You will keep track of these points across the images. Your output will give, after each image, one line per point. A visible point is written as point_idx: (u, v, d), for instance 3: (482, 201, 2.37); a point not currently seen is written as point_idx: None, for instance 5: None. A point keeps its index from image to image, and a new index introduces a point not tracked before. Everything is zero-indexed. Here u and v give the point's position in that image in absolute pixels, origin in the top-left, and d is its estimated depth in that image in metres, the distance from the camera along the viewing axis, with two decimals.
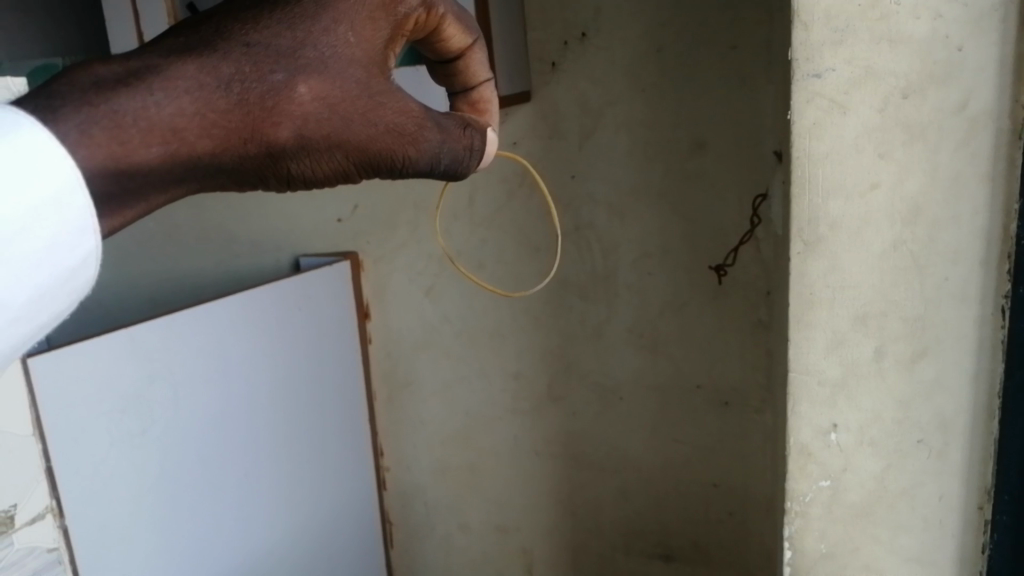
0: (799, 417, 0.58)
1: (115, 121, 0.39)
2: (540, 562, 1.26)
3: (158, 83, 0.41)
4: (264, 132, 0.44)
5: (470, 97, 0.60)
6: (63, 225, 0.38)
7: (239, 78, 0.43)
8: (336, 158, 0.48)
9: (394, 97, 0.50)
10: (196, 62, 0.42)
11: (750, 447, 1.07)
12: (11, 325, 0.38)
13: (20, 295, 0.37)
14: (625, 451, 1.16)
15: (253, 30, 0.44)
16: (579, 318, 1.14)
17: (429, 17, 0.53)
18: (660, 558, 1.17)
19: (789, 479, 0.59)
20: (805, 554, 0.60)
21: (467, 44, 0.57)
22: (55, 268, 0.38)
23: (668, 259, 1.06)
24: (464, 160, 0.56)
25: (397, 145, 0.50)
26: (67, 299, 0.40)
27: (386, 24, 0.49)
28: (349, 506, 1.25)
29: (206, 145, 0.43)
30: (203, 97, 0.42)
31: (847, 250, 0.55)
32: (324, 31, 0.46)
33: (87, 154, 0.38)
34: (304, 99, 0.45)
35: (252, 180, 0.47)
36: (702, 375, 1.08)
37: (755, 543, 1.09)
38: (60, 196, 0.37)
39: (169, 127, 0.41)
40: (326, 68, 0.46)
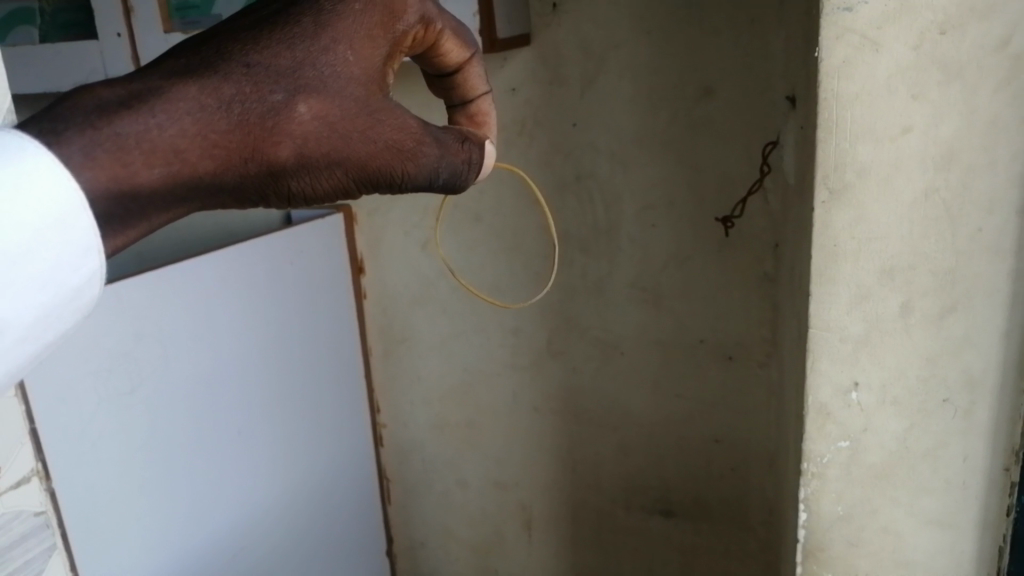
0: (818, 374, 0.55)
1: (118, 143, 0.37)
2: (539, 517, 1.25)
3: (161, 105, 0.39)
4: (264, 153, 0.42)
5: (468, 111, 0.55)
6: (66, 244, 0.37)
7: (240, 99, 0.40)
8: (336, 176, 0.45)
9: (395, 113, 0.46)
10: (197, 84, 0.40)
11: (752, 403, 1.05)
12: (16, 350, 0.37)
13: (24, 316, 0.36)
14: (625, 407, 1.13)
15: (252, 50, 0.41)
16: (579, 271, 1.10)
17: (428, 33, 0.48)
18: (660, 513, 1.16)
19: (807, 439, 0.57)
20: (822, 517, 0.58)
21: (466, 58, 0.52)
22: (60, 289, 0.37)
23: (672, 211, 1.02)
24: (463, 174, 0.51)
25: (397, 162, 0.47)
26: (73, 319, 0.39)
27: (384, 42, 0.45)
28: (345, 463, 1.24)
29: (209, 166, 0.40)
30: (204, 119, 0.40)
31: (875, 198, 0.51)
32: (324, 50, 0.43)
33: (91, 176, 0.36)
34: (304, 119, 0.42)
35: (252, 199, 0.44)
36: (705, 329, 1.05)
37: (755, 496, 1.08)
38: (63, 215, 0.36)
39: (172, 150, 0.39)
40: (325, 87, 0.43)
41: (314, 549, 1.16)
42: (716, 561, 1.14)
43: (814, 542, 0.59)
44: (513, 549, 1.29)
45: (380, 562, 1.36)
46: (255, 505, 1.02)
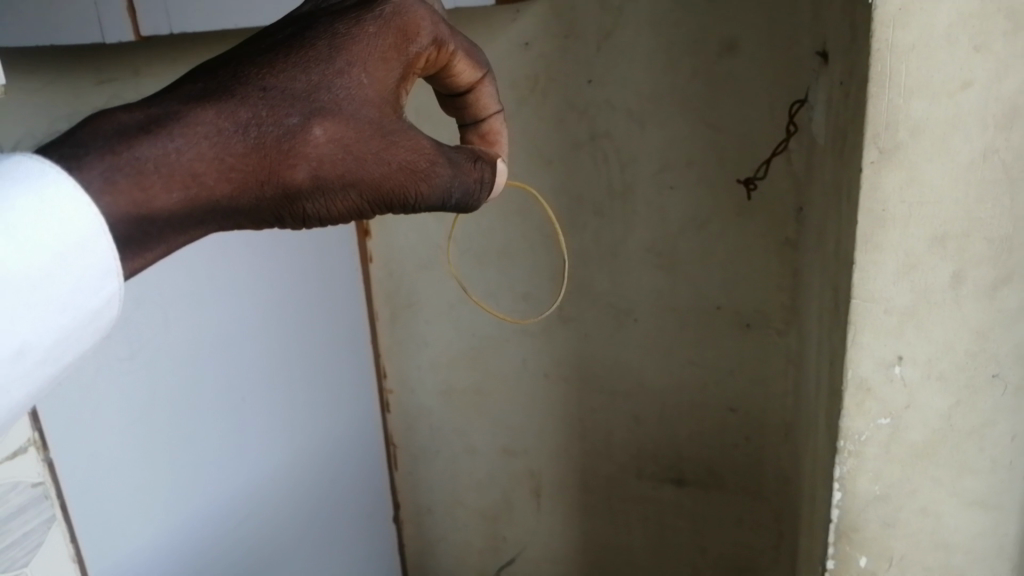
0: (860, 347, 0.52)
1: (137, 168, 0.40)
2: (548, 484, 1.23)
3: (178, 129, 0.42)
4: (280, 175, 0.44)
5: (479, 130, 0.59)
6: (87, 267, 0.40)
7: (257, 122, 0.44)
8: (351, 197, 0.48)
9: (409, 135, 0.49)
10: (215, 108, 0.43)
11: (770, 372, 1.02)
12: (37, 370, 0.40)
13: (45, 338, 0.39)
14: (638, 375, 1.11)
15: (269, 75, 0.45)
16: (593, 235, 1.07)
17: (440, 54, 0.52)
18: (672, 481, 1.14)
19: (844, 415, 0.54)
20: (857, 497, 0.55)
21: (476, 78, 0.56)
22: (79, 310, 0.40)
23: (691, 172, 0.98)
24: (474, 193, 0.54)
25: (410, 182, 0.49)
26: (90, 338, 0.42)
27: (397, 64, 0.49)
28: (351, 429, 1.21)
29: (225, 188, 0.43)
30: (221, 142, 0.43)
31: (930, 159, 0.48)
32: (339, 73, 0.46)
33: (110, 201, 0.40)
34: (320, 141, 0.45)
35: (269, 221, 0.47)
36: (722, 295, 1.02)
37: (771, 466, 1.06)
38: (84, 241, 0.39)
39: (189, 173, 0.42)
40: (340, 110, 0.46)
41: (321, 515, 1.15)
42: (728, 529, 1.12)
43: (848, 523, 0.56)
44: (521, 517, 1.27)
45: (387, 528, 1.35)
46: (258, 474, 1.00)
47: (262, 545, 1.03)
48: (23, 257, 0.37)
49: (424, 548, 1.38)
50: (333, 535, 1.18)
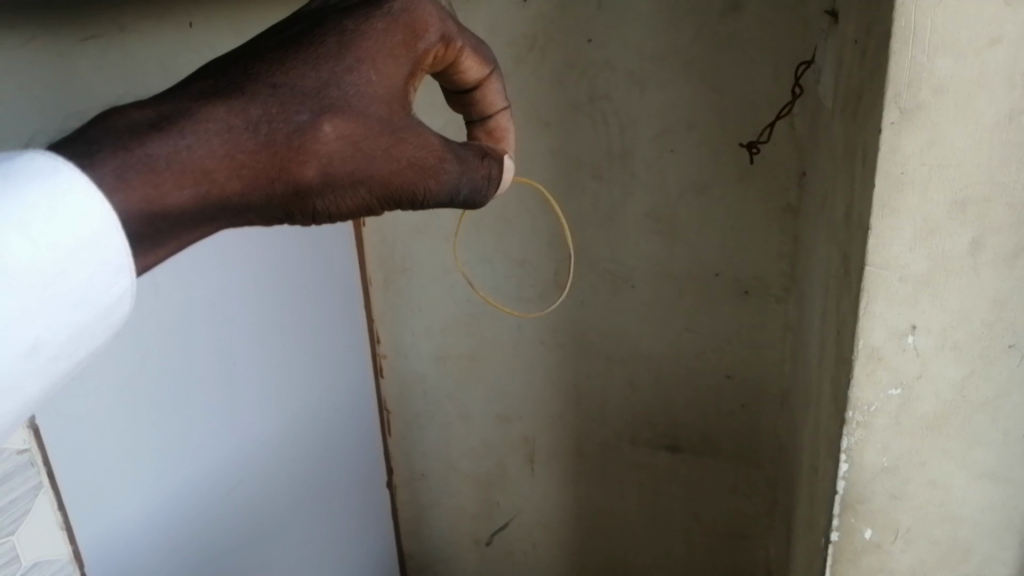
0: (872, 317, 0.50)
1: (149, 165, 0.44)
2: (542, 451, 1.22)
3: (190, 127, 0.45)
4: (290, 172, 0.47)
5: (487, 126, 0.63)
6: (102, 265, 0.43)
7: (267, 119, 0.47)
8: (360, 193, 0.50)
9: (417, 133, 0.52)
10: (226, 106, 0.46)
11: (769, 340, 1.01)
12: (54, 364, 0.43)
13: (60, 334, 0.43)
14: (634, 341, 1.09)
15: (279, 72, 0.48)
16: (590, 200, 1.03)
17: (449, 50, 0.55)
18: (667, 448, 1.13)
19: (854, 386, 0.52)
20: (864, 468, 0.54)
21: (483, 75, 0.60)
22: (93, 307, 0.44)
23: (693, 135, 0.96)
24: (483, 189, 0.57)
25: (419, 178, 0.52)
26: (103, 332, 0.46)
27: (406, 60, 0.52)
28: (342, 396, 1.19)
29: (236, 185, 0.47)
30: (231, 138, 0.46)
31: (952, 121, 0.46)
32: (349, 70, 0.49)
33: (123, 198, 0.43)
34: (329, 137, 0.48)
35: (280, 215, 0.50)
36: (721, 262, 1.00)
37: (767, 434, 1.06)
38: (98, 240, 0.43)
39: (200, 170, 0.45)
40: (349, 108, 0.49)
41: (312, 482, 1.13)
42: (723, 495, 1.12)
43: (855, 495, 0.55)
44: (515, 483, 1.27)
45: (380, 494, 1.34)
46: (246, 443, 0.98)
47: (251, 513, 1.01)
48: (38, 257, 0.40)
49: (417, 513, 1.37)
50: (324, 501, 1.17)
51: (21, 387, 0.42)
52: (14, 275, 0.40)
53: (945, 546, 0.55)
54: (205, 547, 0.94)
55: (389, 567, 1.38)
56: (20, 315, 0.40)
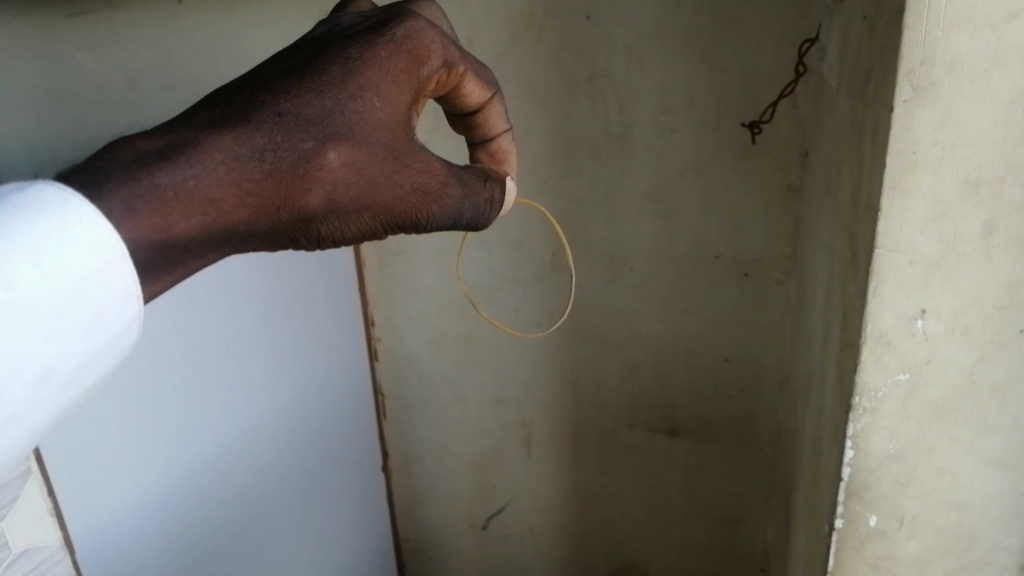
0: (880, 300, 0.49)
1: (156, 194, 0.46)
2: (539, 434, 1.21)
3: (197, 156, 0.47)
4: (296, 200, 0.50)
5: (489, 148, 0.64)
6: (109, 293, 0.44)
7: (272, 148, 0.49)
8: (364, 219, 0.53)
9: (418, 158, 0.54)
10: (232, 135, 0.48)
11: (769, 323, 1.01)
12: (62, 392, 0.44)
13: (69, 362, 0.44)
14: (632, 324, 1.08)
15: (284, 100, 0.50)
16: (588, 181, 1.02)
17: (451, 75, 0.56)
18: (664, 432, 1.12)
19: (861, 371, 0.51)
20: (869, 455, 0.53)
21: (485, 98, 0.60)
22: (101, 335, 0.45)
23: (693, 114, 0.94)
24: (484, 212, 0.59)
25: (421, 203, 0.54)
26: (111, 360, 0.47)
27: (409, 86, 0.53)
28: (337, 379, 1.18)
29: (243, 213, 0.49)
30: (237, 166, 0.48)
31: (967, 98, 0.44)
32: (352, 98, 0.51)
33: (132, 227, 0.45)
34: (333, 165, 0.50)
35: (285, 241, 0.52)
36: (721, 244, 0.99)
37: (766, 417, 1.05)
38: (104, 268, 0.44)
39: (207, 199, 0.47)
40: (352, 136, 0.51)
41: (304, 468, 1.12)
42: (719, 478, 1.12)
43: (859, 482, 0.53)
44: (511, 467, 1.26)
45: (375, 478, 1.33)
46: (235, 430, 0.96)
47: (241, 501, 0.99)
48: (47, 287, 0.42)
49: (412, 497, 1.36)
50: (317, 486, 1.16)
51: (29, 414, 0.43)
52: (23, 305, 0.41)
53: (950, 534, 0.54)
54: (196, 535, 0.92)
55: (384, 550, 1.37)
56: (29, 343, 0.41)
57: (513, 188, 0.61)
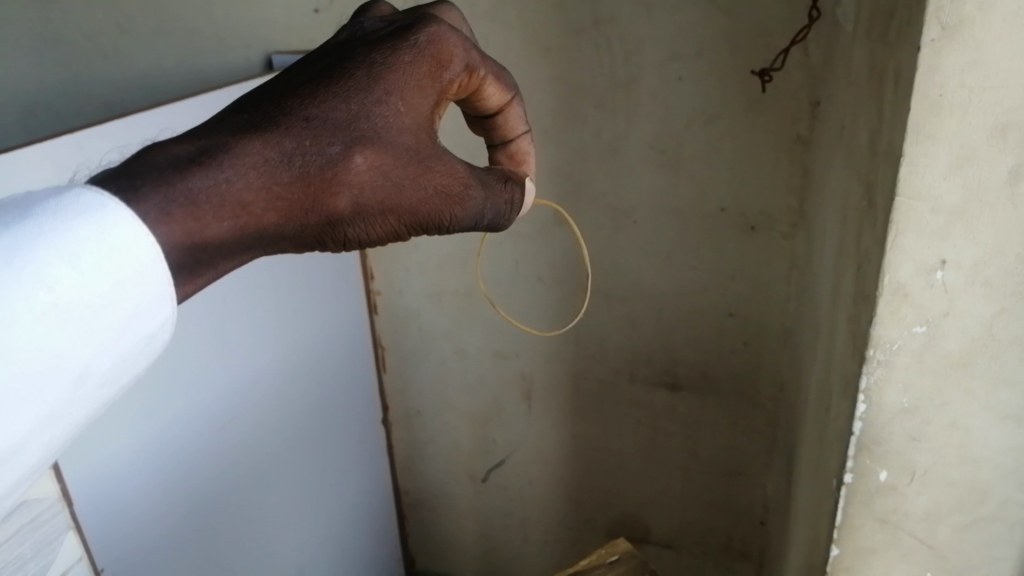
0: (900, 250, 0.47)
1: (190, 199, 0.44)
2: (539, 388, 1.20)
3: (228, 161, 0.45)
4: (323, 204, 0.48)
5: (509, 150, 0.62)
6: (145, 295, 0.43)
7: (300, 152, 0.47)
8: (389, 221, 0.51)
9: (442, 161, 0.52)
10: (261, 139, 0.46)
11: (774, 277, 0.99)
12: (98, 392, 0.43)
13: (105, 363, 0.43)
14: (635, 278, 1.06)
15: (311, 105, 0.48)
16: (592, 131, 0.99)
17: (471, 80, 0.54)
18: (666, 386, 1.12)
19: (877, 322, 0.50)
20: (882, 409, 0.52)
21: (505, 101, 0.58)
22: (136, 336, 0.44)
23: (702, 61, 0.91)
24: (505, 214, 0.57)
25: (444, 205, 0.53)
26: (145, 359, 0.46)
27: (432, 91, 0.51)
28: (334, 333, 1.16)
29: (273, 218, 0.47)
30: (267, 171, 0.46)
31: (999, 37, 0.42)
32: (377, 102, 0.49)
33: (167, 230, 0.43)
34: (360, 169, 0.48)
35: (312, 244, 0.50)
36: (727, 196, 0.97)
37: (769, 371, 1.05)
38: (140, 271, 0.42)
39: (239, 204, 0.45)
40: (378, 140, 0.49)
41: (302, 425, 1.11)
42: (720, 432, 1.12)
43: (871, 436, 0.53)
44: (511, 421, 1.25)
45: (374, 431, 1.32)
46: (231, 383, 0.94)
47: (237, 454, 0.98)
48: (84, 289, 0.40)
49: (412, 450, 1.36)
50: (317, 442, 1.15)
51: (67, 413, 0.42)
52: (63, 308, 0.40)
53: (961, 489, 0.53)
54: (195, 490, 0.92)
55: (384, 503, 1.38)
56: (67, 346, 0.40)
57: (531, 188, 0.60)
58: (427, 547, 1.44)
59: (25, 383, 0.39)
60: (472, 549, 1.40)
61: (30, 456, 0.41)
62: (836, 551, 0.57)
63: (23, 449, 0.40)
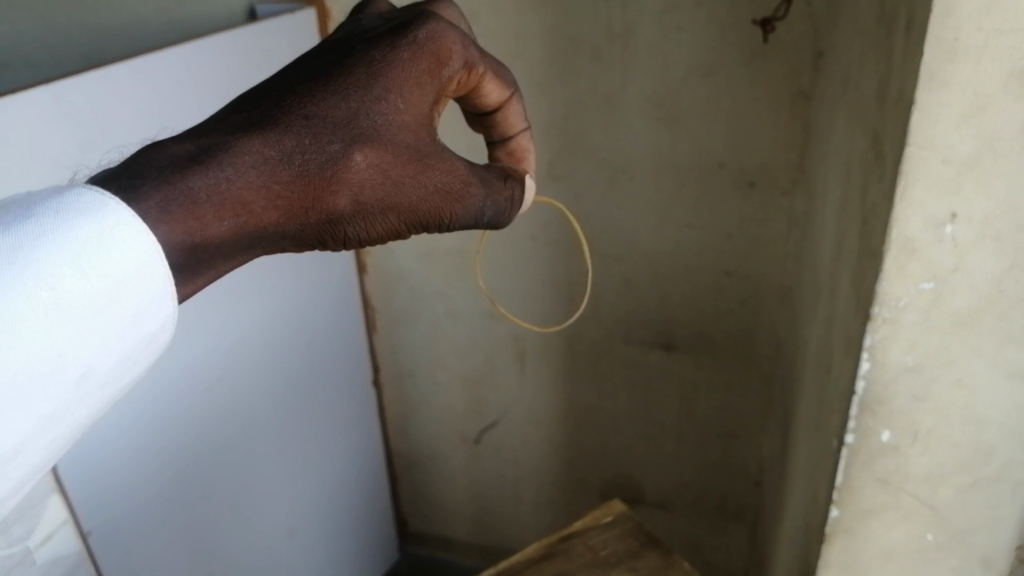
0: (909, 204, 0.46)
1: (190, 197, 0.46)
2: (533, 349, 1.19)
3: (229, 160, 0.48)
4: (322, 202, 0.50)
5: (508, 147, 0.64)
6: (146, 293, 0.45)
7: (299, 150, 0.49)
8: (387, 219, 0.53)
9: (442, 158, 0.53)
10: (261, 137, 0.49)
11: (773, 234, 0.97)
12: (98, 393, 0.45)
13: (107, 362, 0.45)
14: (631, 236, 1.04)
15: (311, 103, 0.50)
16: (588, 84, 0.96)
17: (471, 76, 0.56)
18: (661, 346, 1.10)
19: (883, 279, 0.48)
20: (886, 368, 0.50)
21: (504, 98, 0.60)
22: (138, 336, 0.46)
23: (702, 11, 0.88)
24: (505, 211, 0.58)
25: (444, 203, 0.54)
26: (146, 359, 0.48)
27: (430, 88, 0.53)
28: (323, 291, 1.13)
29: (272, 215, 0.49)
30: (267, 169, 0.48)
31: None
32: (377, 100, 0.51)
33: (167, 229, 0.45)
34: (359, 166, 0.50)
35: (312, 243, 0.52)
36: (726, 152, 0.95)
37: (766, 331, 1.04)
38: (141, 269, 0.44)
39: (240, 201, 0.48)
40: (378, 137, 0.51)
41: (291, 388, 1.10)
42: (715, 392, 1.11)
43: (874, 395, 0.51)
44: (505, 382, 1.24)
45: (365, 392, 1.31)
46: (217, 343, 0.92)
47: (225, 415, 0.97)
48: (87, 289, 0.43)
49: (404, 412, 1.34)
50: (303, 405, 1.13)
51: (70, 412, 0.44)
52: (64, 306, 0.42)
53: (965, 450, 0.52)
54: (184, 459, 0.91)
55: (377, 464, 1.37)
56: (67, 347, 0.42)
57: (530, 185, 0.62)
58: (421, 508, 1.44)
59: (25, 383, 0.41)
60: (465, 509, 1.40)
61: (33, 454, 0.43)
62: (835, 512, 0.55)
63: (23, 449, 0.43)
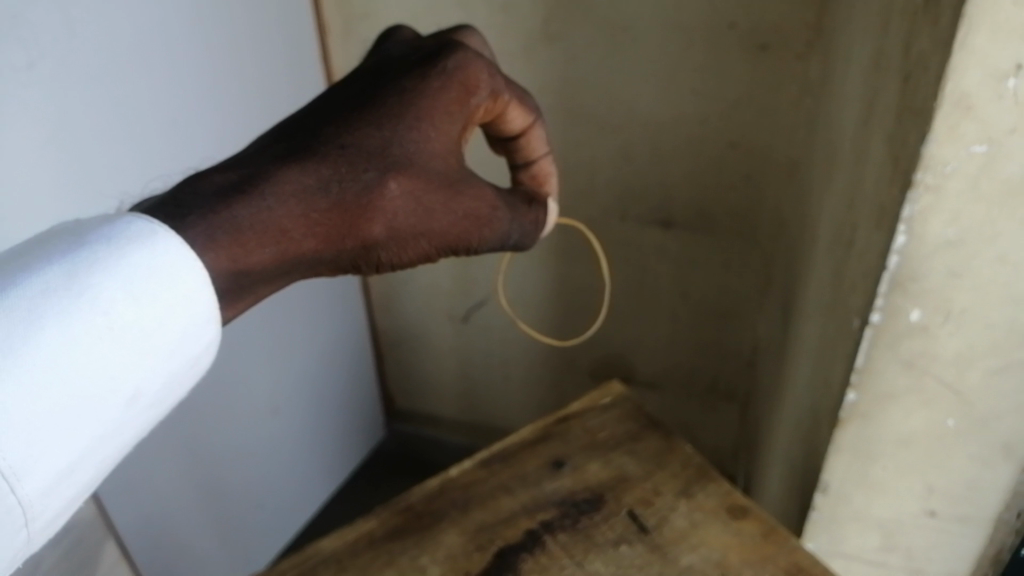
0: (969, 53, 0.39)
1: (234, 226, 0.42)
2: None
3: (269, 188, 0.44)
4: (359, 229, 0.46)
5: (530, 171, 0.58)
6: (194, 315, 0.41)
7: (338, 178, 0.45)
8: (421, 244, 0.50)
9: (472, 185, 0.51)
10: (299, 166, 0.45)
11: (784, 103, 0.91)
12: (143, 412, 0.40)
13: (155, 384, 0.40)
14: (631, 105, 0.97)
15: (347, 132, 0.46)
16: None
17: (496, 104, 0.52)
18: (659, 224, 1.05)
19: (930, 140, 0.42)
20: (924, 242, 0.45)
21: (528, 123, 0.54)
22: (185, 358, 0.41)
23: None
24: (530, 234, 0.56)
25: (473, 229, 0.52)
26: (189, 382, 0.43)
27: (459, 117, 0.49)
28: None
29: (311, 244, 0.45)
30: (307, 198, 0.44)
31: None
32: (409, 129, 0.47)
33: (213, 257, 0.42)
34: (395, 195, 0.47)
35: (346, 268, 0.49)
36: (738, 11, 0.87)
37: (770, 206, 0.99)
38: (188, 293, 0.40)
39: (279, 230, 0.44)
40: (412, 166, 0.47)
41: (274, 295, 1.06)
42: (713, 272, 1.07)
43: (908, 271, 0.47)
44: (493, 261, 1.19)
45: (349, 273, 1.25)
46: None
47: None
48: (136, 311, 0.38)
49: (389, 293, 1.30)
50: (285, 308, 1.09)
51: (115, 435, 0.39)
52: (116, 329, 0.37)
53: (999, 332, 0.48)
54: None
55: (362, 344, 1.34)
56: (118, 365, 0.37)
57: (554, 208, 0.58)
58: (408, 387, 1.42)
59: (76, 400, 0.36)
60: (452, 388, 1.39)
61: (77, 482, 0.38)
62: (852, 397, 0.52)
63: (76, 469, 0.37)
